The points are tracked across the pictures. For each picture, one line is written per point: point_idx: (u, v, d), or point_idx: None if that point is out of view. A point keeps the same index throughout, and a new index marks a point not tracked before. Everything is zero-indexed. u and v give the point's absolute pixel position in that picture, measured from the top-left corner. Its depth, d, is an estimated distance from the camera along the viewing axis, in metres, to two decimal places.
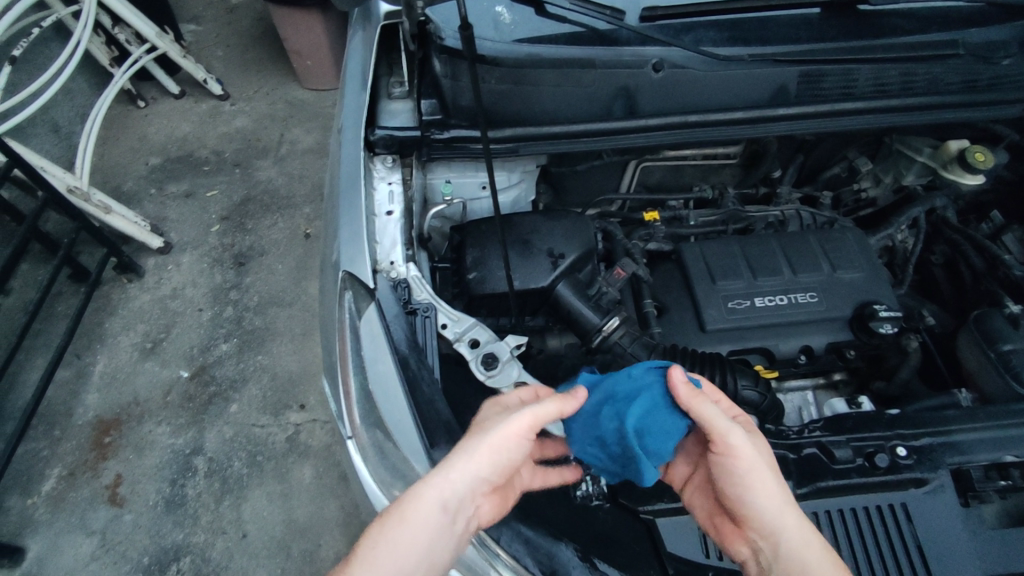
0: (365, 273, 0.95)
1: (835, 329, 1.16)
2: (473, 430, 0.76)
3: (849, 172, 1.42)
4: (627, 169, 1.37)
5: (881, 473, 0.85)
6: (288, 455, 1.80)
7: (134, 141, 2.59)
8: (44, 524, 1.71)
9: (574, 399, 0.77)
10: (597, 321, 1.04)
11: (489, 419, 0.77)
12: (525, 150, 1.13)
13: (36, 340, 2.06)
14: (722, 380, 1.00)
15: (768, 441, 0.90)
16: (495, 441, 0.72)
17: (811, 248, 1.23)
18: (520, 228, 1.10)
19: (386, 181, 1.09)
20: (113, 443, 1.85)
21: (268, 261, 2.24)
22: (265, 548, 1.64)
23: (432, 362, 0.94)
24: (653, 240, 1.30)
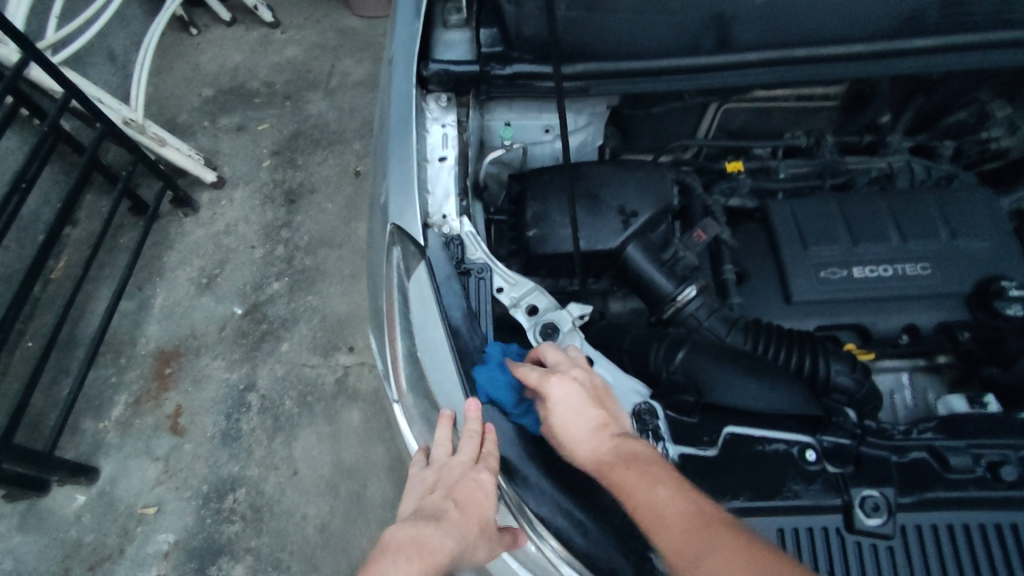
0: (415, 228, 0.85)
1: (949, 307, 1.00)
2: (475, 521, 0.67)
3: (978, 117, 1.19)
4: (707, 111, 1.19)
5: (1005, 488, 0.73)
6: (338, 397, 1.81)
7: (187, 70, 2.53)
8: (113, 448, 1.78)
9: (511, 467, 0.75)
10: (671, 291, 0.93)
11: (486, 506, 0.69)
12: (596, 90, 1.00)
13: (100, 270, 2.10)
14: (810, 363, 0.87)
15: (868, 440, 0.79)
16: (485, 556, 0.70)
17: (928, 211, 1.06)
18: (588, 180, 0.97)
19: (440, 123, 0.98)
20: (173, 374, 1.89)
21: (319, 199, 2.18)
22: (316, 486, 1.67)
23: (486, 329, 0.86)
24: (736, 196, 1.15)
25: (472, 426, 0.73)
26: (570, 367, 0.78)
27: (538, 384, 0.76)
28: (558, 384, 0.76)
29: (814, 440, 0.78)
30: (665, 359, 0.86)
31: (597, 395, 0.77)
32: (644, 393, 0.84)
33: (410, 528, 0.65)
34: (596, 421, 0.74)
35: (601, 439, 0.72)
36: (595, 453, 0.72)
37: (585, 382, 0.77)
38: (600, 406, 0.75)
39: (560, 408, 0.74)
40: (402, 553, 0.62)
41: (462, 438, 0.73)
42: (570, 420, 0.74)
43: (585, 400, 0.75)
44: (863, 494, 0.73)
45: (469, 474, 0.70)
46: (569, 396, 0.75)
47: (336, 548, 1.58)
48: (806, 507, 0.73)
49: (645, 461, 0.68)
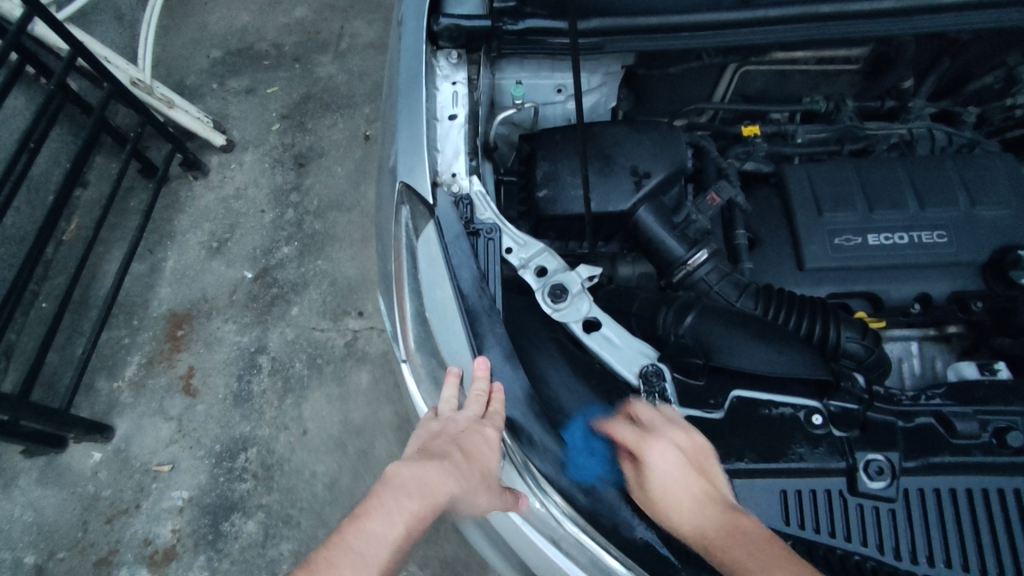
0: (424, 187, 0.85)
1: (963, 276, 0.99)
2: (481, 469, 0.66)
3: (1005, 82, 1.15)
4: (725, 73, 1.16)
5: (1010, 454, 0.73)
6: (347, 359, 1.83)
7: (195, 31, 2.49)
8: (128, 407, 1.82)
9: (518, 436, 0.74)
10: (682, 254, 0.92)
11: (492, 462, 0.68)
12: (612, 46, 0.97)
13: (112, 232, 2.11)
14: (820, 328, 0.86)
15: (875, 405, 0.79)
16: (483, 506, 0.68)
17: (948, 177, 1.03)
18: (600, 140, 0.95)
19: (450, 80, 0.96)
20: (185, 336, 1.92)
21: (328, 163, 2.17)
22: (325, 445, 1.70)
23: (494, 291, 0.84)
24: (751, 159, 1.13)
25: (481, 386, 0.74)
26: (668, 426, 0.68)
27: (635, 444, 0.67)
28: (658, 446, 0.66)
29: (821, 404, 0.78)
30: (675, 322, 0.86)
31: (699, 457, 0.66)
32: (653, 355, 0.84)
33: (416, 466, 0.61)
34: (698, 488, 0.63)
35: (706, 511, 0.61)
36: (701, 528, 0.61)
37: (687, 444, 0.66)
38: (705, 475, 0.64)
39: (659, 475, 0.64)
40: (406, 488, 0.58)
41: (468, 399, 0.74)
42: (671, 489, 0.63)
43: (686, 464, 0.64)
44: (868, 458, 0.73)
45: (475, 427, 0.70)
46: (669, 460, 0.64)
47: (344, 506, 1.62)
48: (810, 470, 0.73)
49: (760, 542, 0.58)
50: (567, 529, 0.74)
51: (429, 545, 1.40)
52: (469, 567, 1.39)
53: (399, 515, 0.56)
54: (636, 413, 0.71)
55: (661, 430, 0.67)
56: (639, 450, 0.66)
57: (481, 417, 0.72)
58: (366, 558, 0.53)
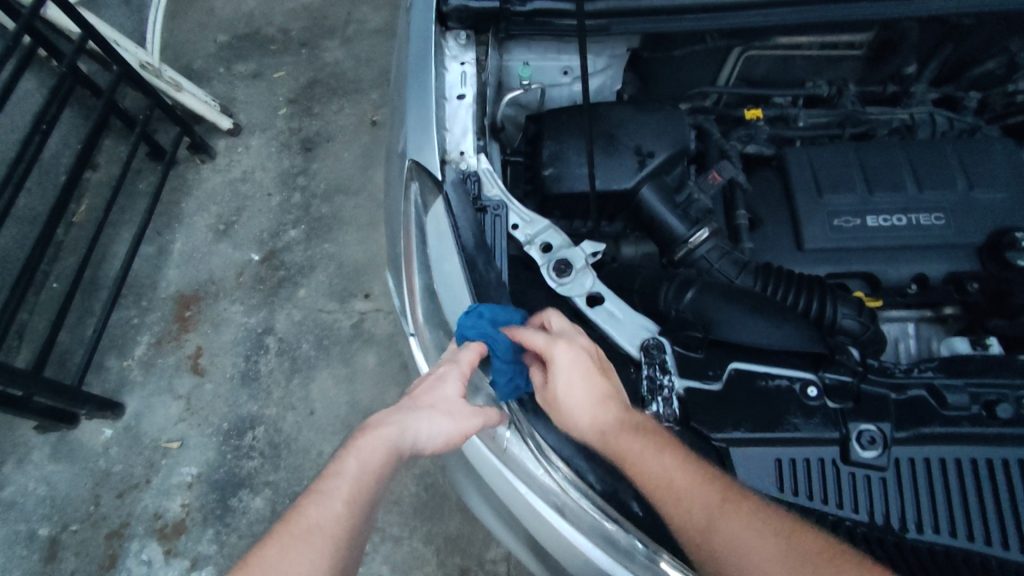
0: (432, 162, 0.87)
1: (959, 256, 1.01)
2: (427, 402, 0.73)
3: (1008, 68, 1.17)
4: (728, 57, 1.18)
5: (999, 425, 0.75)
6: (353, 340, 1.86)
7: (202, 14, 2.50)
8: (138, 385, 1.86)
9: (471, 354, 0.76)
10: (683, 232, 0.94)
11: (444, 391, 0.74)
12: (617, 28, 0.98)
13: (121, 214, 2.14)
14: (817, 306, 0.88)
15: (869, 378, 0.81)
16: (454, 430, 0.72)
17: (948, 161, 1.05)
18: (605, 120, 0.97)
19: (459, 60, 0.98)
20: (194, 317, 1.95)
21: (335, 148, 2.19)
22: (331, 425, 1.74)
23: (500, 265, 0.86)
24: (753, 142, 1.14)
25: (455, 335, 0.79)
26: (575, 333, 0.76)
27: (544, 345, 0.73)
28: (566, 349, 0.72)
29: (816, 376, 0.81)
30: (675, 298, 0.88)
31: (600, 361, 0.75)
32: (653, 329, 0.85)
33: (371, 419, 0.74)
34: (601, 389, 0.72)
35: (605, 408, 0.71)
36: (600, 422, 0.71)
37: (590, 348, 0.74)
38: (602, 376, 0.73)
39: (565, 374, 0.71)
40: (359, 435, 0.72)
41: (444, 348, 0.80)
42: (573, 386, 0.71)
43: (590, 367, 0.72)
44: (860, 429, 0.76)
45: (432, 369, 0.76)
46: (575, 361, 0.72)
47: None
48: (804, 439, 0.76)
49: (652, 431, 0.72)
50: (569, 497, 0.76)
51: (434, 521, 1.44)
52: (472, 543, 1.43)
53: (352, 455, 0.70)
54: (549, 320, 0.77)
55: (570, 336, 0.74)
56: (549, 353, 0.72)
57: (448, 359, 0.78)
58: (329, 493, 0.67)
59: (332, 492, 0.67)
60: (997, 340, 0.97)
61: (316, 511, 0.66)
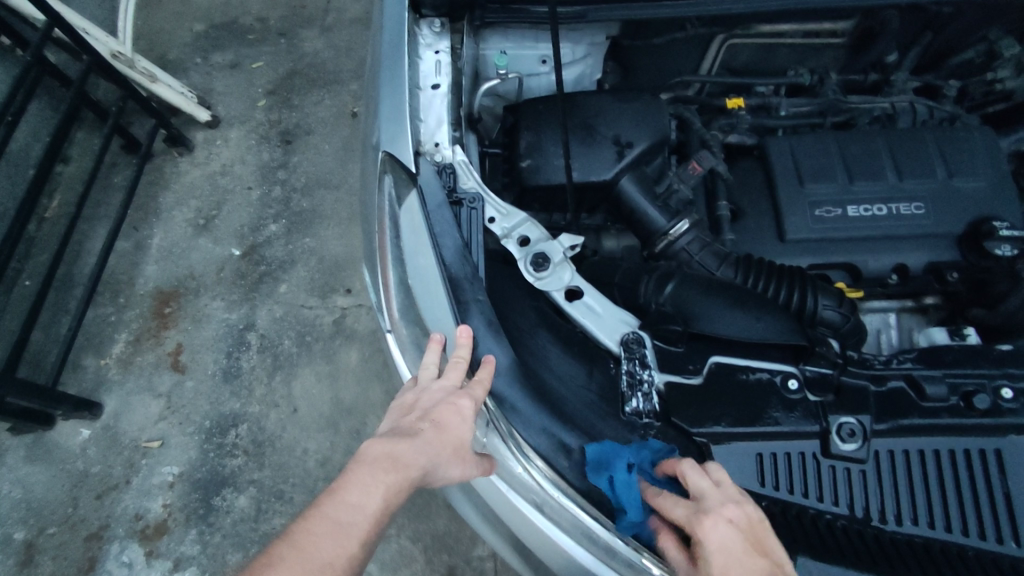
0: (405, 155, 0.85)
1: (938, 247, 1.01)
2: (451, 443, 0.70)
3: (986, 56, 1.17)
4: (712, 45, 1.16)
5: (977, 415, 0.75)
6: (335, 337, 1.83)
7: (177, 4, 2.44)
8: (116, 384, 1.82)
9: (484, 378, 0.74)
10: (663, 224, 0.93)
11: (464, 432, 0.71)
12: (594, 16, 0.96)
13: (96, 209, 2.09)
14: (798, 297, 0.87)
15: (849, 369, 0.80)
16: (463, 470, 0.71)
17: (927, 149, 1.04)
18: (583, 109, 0.95)
19: (433, 49, 0.95)
20: (173, 314, 1.91)
21: (315, 140, 2.15)
22: (315, 422, 1.72)
23: (477, 259, 0.84)
24: (734, 132, 1.13)
25: (461, 352, 0.75)
26: (720, 499, 0.66)
27: (687, 522, 0.66)
28: (710, 526, 0.65)
29: (796, 369, 0.80)
30: (655, 292, 0.87)
31: (756, 533, 0.64)
32: (632, 322, 0.85)
33: (385, 444, 0.69)
34: (760, 571, 0.62)
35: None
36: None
37: (740, 518, 0.65)
38: (760, 549, 0.63)
39: (716, 557, 0.63)
40: (376, 464, 0.67)
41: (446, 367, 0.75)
42: (730, 569, 0.62)
43: (743, 543, 0.63)
44: (839, 421, 0.75)
45: (448, 399, 0.72)
46: (725, 540, 0.63)
47: None
48: (785, 433, 0.75)
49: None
50: (547, 495, 0.74)
51: (419, 519, 1.43)
52: (459, 541, 1.41)
53: (372, 487, 0.65)
54: (685, 478, 0.69)
55: (713, 505, 0.66)
56: (693, 530, 0.65)
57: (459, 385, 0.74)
58: (344, 526, 0.63)
59: (346, 526, 0.63)
60: (972, 328, 0.98)
61: (327, 544, 0.61)
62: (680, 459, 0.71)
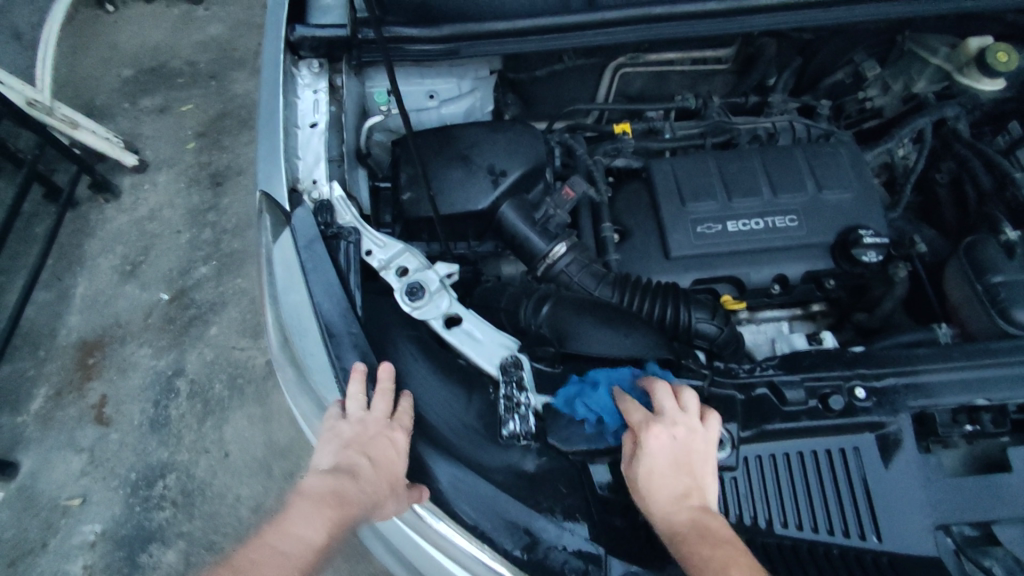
0: (280, 193, 0.87)
1: (814, 256, 1.06)
2: (386, 479, 0.71)
3: (854, 78, 1.25)
4: (604, 74, 1.22)
5: (834, 417, 0.78)
6: (267, 378, 1.79)
7: (104, 50, 2.41)
8: (35, 441, 1.74)
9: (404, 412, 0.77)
10: (543, 248, 0.95)
11: (395, 467, 0.72)
12: (467, 51, 0.99)
13: (16, 261, 2.02)
14: (673, 312, 0.90)
15: (716, 380, 0.82)
16: (389, 508, 0.71)
17: (797, 165, 1.10)
18: (458, 142, 0.98)
19: (312, 88, 0.98)
20: (97, 364, 1.84)
21: (246, 180, 2.14)
22: (247, 466, 1.66)
23: (354, 286, 0.85)
24: (621, 156, 1.15)
25: (386, 384, 0.77)
26: (677, 421, 0.72)
27: (638, 425, 0.72)
28: (654, 434, 0.71)
29: (668, 382, 0.81)
30: (534, 313, 0.89)
31: (691, 458, 0.70)
32: (512, 346, 0.86)
33: (329, 481, 0.68)
34: (680, 488, 0.69)
35: (683, 506, 0.68)
36: (671, 521, 0.67)
37: (685, 440, 0.71)
38: (688, 471, 0.70)
39: (649, 463, 0.70)
40: (320, 499, 0.66)
41: (375, 393, 0.76)
42: (660, 473, 0.70)
43: (676, 462, 0.70)
44: None
45: (384, 432, 0.74)
46: (663, 452, 0.70)
47: None
48: None
49: (722, 541, 0.64)
50: (428, 525, 0.72)
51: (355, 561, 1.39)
52: None
53: (319, 522, 0.64)
54: (658, 397, 0.74)
55: (665, 422, 0.72)
56: (638, 432, 0.72)
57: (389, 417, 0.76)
58: (281, 557, 0.60)
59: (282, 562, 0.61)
60: (830, 334, 1.07)
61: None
62: (657, 379, 0.77)
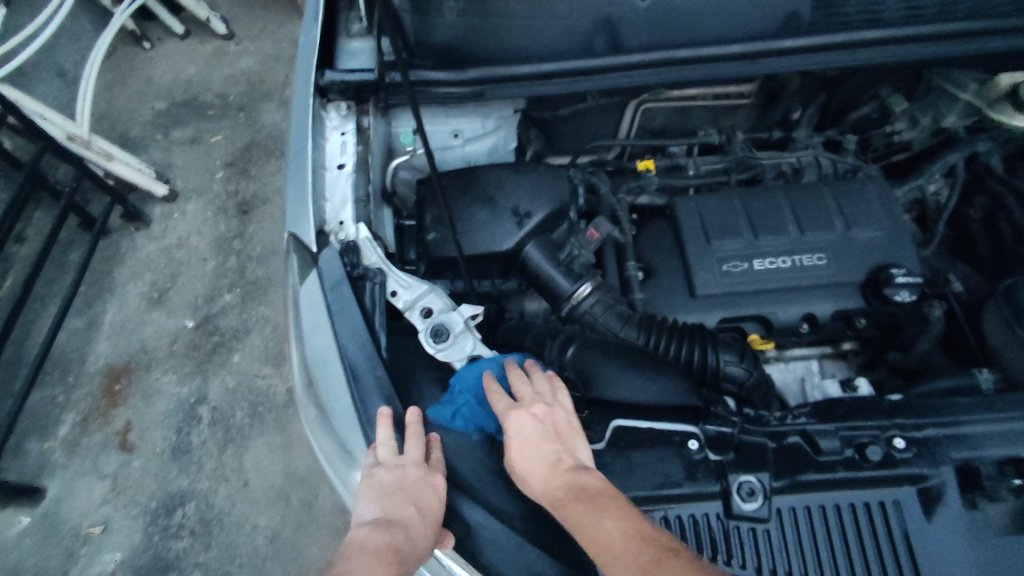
0: (307, 235, 0.88)
1: (843, 295, 1.03)
2: (431, 527, 0.71)
3: (880, 112, 1.23)
4: (626, 110, 1.22)
5: (872, 467, 0.75)
6: (288, 406, 1.80)
7: (139, 84, 2.50)
8: (60, 467, 1.76)
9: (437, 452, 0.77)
10: (568, 288, 0.95)
11: (436, 513, 0.72)
12: (492, 93, 1.00)
13: (48, 288, 2.07)
14: (701, 354, 0.90)
15: (747, 428, 0.81)
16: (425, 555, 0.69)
17: (824, 203, 1.09)
18: (483, 182, 0.99)
19: (339, 130, 0.99)
20: (123, 390, 1.87)
21: (272, 209, 2.18)
22: (266, 496, 1.66)
23: (379, 328, 0.85)
24: (643, 194, 1.16)
25: (416, 428, 0.77)
26: (534, 400, 0.78)
27: (501, 414, 0.77)
28: (517, 418, 0.76)
29: (698, 429, 0.80)
30: (558, 354, 0.88)
31: (556, 429, 0.76)
32: None
33: (381, 537, 0.68)
34: (551, 456, 0.74)
35: (556, 474, 0.72)
36: (549, 491, 0.71)
37: (546, 416, 0.77)
38: (556, 439, 0.75)
39: (518, 445, 0.75)
40: (381, 554, 0.67)
41: (407, 437, 0.76)
42: (532, 450, 0.74)
43: (543, 436, 0.75)
44: (739, 480, 0.75)
45: (424, 478, 0.73)
46: (529, 431, 0.75)
47: (287, 560, 1.57)
48: (688, 496, 0.75)
49: (595, 495, 0.69)
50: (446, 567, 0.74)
51: None
52: None
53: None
54: (513, 383, 0.81)
55: (525, 405, 0.77)
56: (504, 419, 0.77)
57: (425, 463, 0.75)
58: None
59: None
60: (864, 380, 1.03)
61: None
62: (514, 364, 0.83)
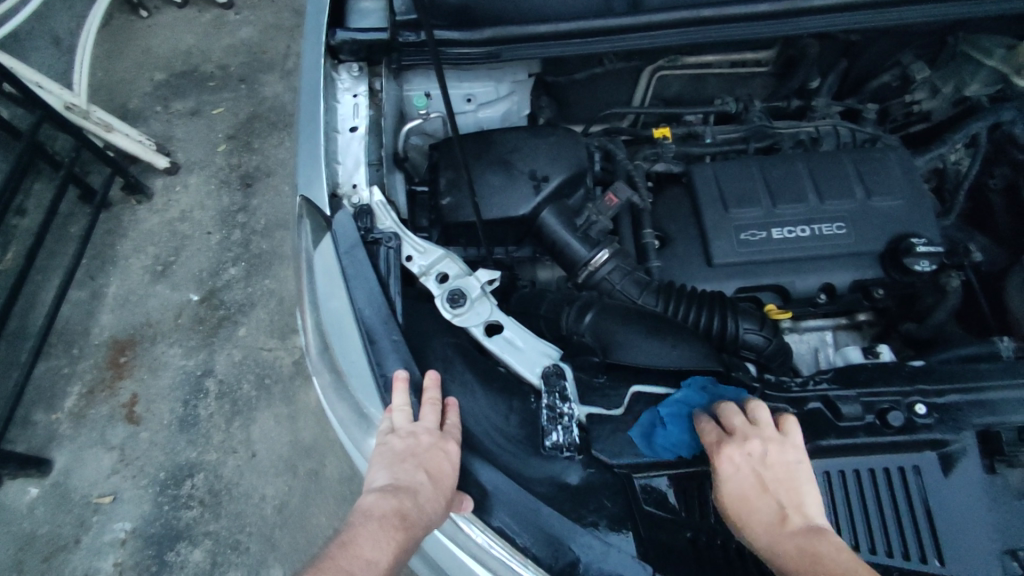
0: (321, 199, 0.86)
1: (863, 265, 1.02)
2: (443, 493, 0.69)
3: (901, 80, 1.21)
4: (641, 77, 1.19)
5: (892, 433, 0.75)
6: (294, 378, 1.80)
7: (138, 54, 2.45)
8: (68, 439, 1.76)
9: (451, 419, 0.75)
10: (584, 255, 0.94)
11: (449, 480, 0.71)
12: (508, 54, 0.98)
13: (50, 260, 2.05)
14: (721, 322, 0.89)
15: (767, 394, 0.80)
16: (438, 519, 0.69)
17: (845, 171, 1.07)
18: (499, 145, 0.97)
19: (351, 92, 0.97)
20: (128, 362, 1.86)
21: (275, 182, 2.15)
22: (273, 466, 1.67)
23: (395, 295, 0.83)
24: (660, 161, 1.13)
25: (431, 394, 0.75)
26: (752, 437, 0.70)
27: (714, 448, 0.70)
28: (731, 455, 0.68)
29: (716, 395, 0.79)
30: (575, 321, 0.87)
31: (778, 474, 0.67)
32: (554, 355, 0.83)
33: (390, 501, 0.68)
34: (776, 508, 0.65)
35: (785, 533, 0.63)
36: (774, 549, 0.62)
37: (766, 456, 0.68)
38: (780, 489, 0.66)
39: (735, 489, 0.67)
40: (386, 520, 0.66)
41: (423, 405, 0.75)
42: (749, 493, 0.66)
43: (762, 482, 0.67)
44: None
45: (437, 444, 0.72)
46: (745, 473, 0.67)
47: (294, 528, 1.58)
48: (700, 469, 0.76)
49: (836, 564, 0.58)
50: (465, 532, 0.72)
51: None
52: None
53: (386, 543, 0.65)
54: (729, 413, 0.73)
55: (741, 440, 0.69)
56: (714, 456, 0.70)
57: (439, 429, 0.74)
58: None
59: None
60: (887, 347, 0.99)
61: None
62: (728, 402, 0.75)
